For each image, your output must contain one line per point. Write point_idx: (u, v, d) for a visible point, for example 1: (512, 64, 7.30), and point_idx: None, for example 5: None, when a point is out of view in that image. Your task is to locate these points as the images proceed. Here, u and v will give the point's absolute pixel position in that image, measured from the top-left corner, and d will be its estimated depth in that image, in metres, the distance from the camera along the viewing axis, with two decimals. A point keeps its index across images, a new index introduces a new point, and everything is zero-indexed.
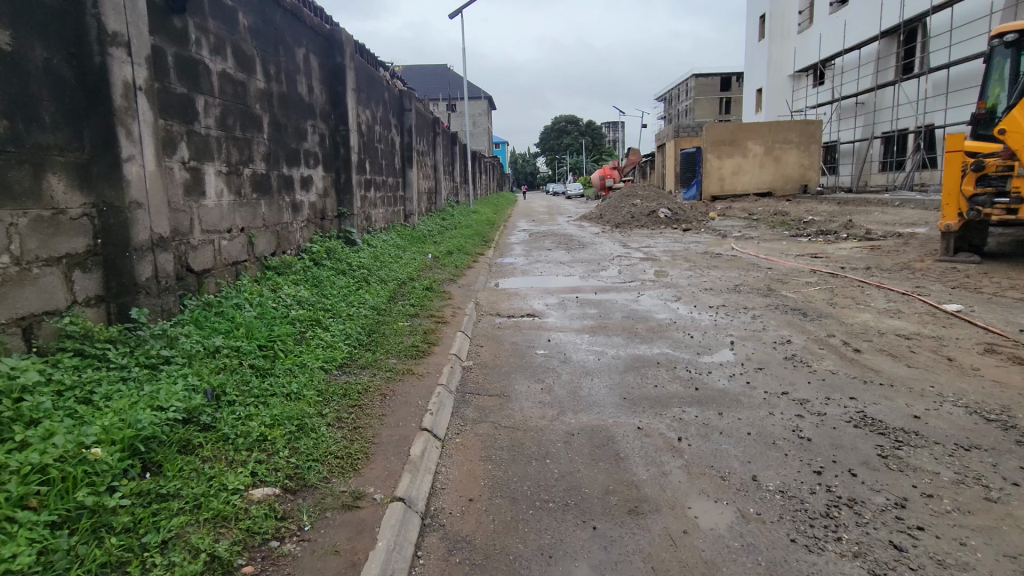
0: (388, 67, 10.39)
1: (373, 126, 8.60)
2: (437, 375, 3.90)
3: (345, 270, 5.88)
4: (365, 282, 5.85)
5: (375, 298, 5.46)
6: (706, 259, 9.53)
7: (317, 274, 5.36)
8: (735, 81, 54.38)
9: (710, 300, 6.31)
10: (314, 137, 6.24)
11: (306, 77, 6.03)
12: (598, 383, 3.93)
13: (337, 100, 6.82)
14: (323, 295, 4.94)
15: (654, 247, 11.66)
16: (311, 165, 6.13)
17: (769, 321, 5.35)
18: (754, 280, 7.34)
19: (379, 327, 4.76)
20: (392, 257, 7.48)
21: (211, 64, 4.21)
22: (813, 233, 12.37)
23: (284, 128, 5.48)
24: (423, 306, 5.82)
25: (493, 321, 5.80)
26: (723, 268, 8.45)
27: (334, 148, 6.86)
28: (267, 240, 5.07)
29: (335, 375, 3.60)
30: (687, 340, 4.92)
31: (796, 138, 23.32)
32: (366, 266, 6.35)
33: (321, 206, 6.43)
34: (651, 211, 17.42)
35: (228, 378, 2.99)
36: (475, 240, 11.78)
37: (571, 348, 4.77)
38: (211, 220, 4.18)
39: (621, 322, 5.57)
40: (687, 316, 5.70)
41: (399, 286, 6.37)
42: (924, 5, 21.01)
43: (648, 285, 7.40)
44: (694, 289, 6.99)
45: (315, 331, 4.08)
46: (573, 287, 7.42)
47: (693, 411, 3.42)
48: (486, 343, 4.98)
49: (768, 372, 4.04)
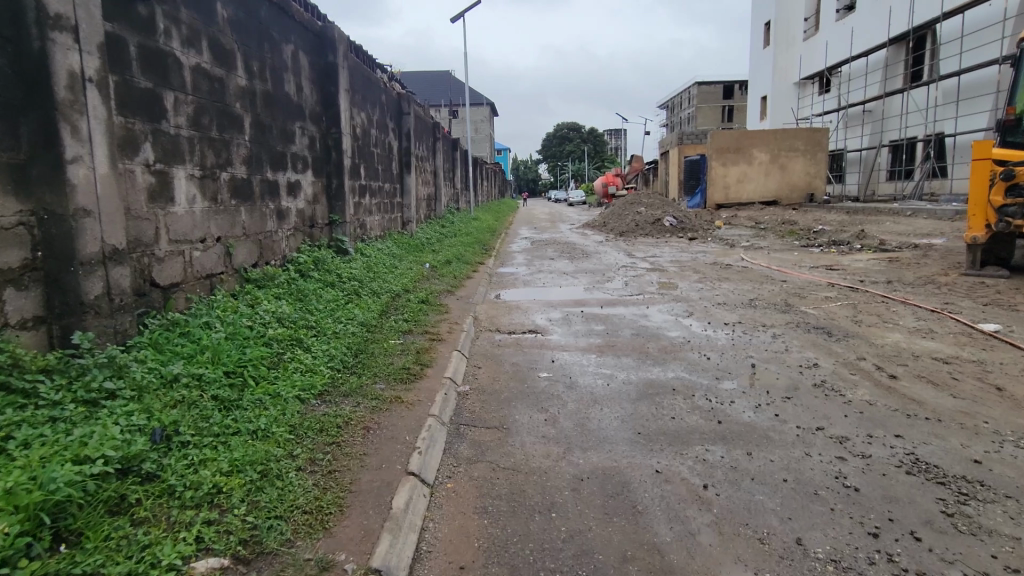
0: (386, 69, 10.03)
1: (368, 129, 8.22)
2: (429, 405, 3.49)
3: (334, 282, 5.47)
4: (355, 295, 5.44)
5: (365, 313, 5.06)
6: (716, 271, 9.11)
7: (302, 286, 4.95)
8: (739, 89, 54.14)
9: (724, 316, 5.90)
10: (303, 139, 5.87)
11: (294, 76, 5.67)
12: (608, 414, 3.51)
13: (329, 101, 6.45)
14: (308, 311, 4.54)
15: (661, 257, 11.25)
16: (299, 169, 5.74)
17: (791, 340, 4.93)
18: (768, 294, 6.93)
19: (368, 347, 4.35)
20: (386, 268, 7.08)
21: (183, 57, 3.83)
22: (825, 244, 11.97)
23: (269, 129, 5.10)
24: (418, 321, 5.41)
25: (493, 338, 5.40)
26: (734, 281, 8.03)
27: (326, 152, 6.48)
28: (247, 250, 4.67)
29: (313, 406, 3.19)
30: (704, 362, 4.50)
31: (802, 146, 23.02)
32: (357, 278, 5.94)
33: (310, 213, 6.03)
34: (655, 219, 17.02)
35: (183, 414, 2.58)
36: (475, 249, 11.37)
37: (577, 370, 4.36)
38: (180, 229, 3.78)
39: (630, 340, 5.16)
40: (700, 334, 5.29)
41: (392, 298, 5.97)
42: (933, 12, 20.69)
43: (657, 299, 6.98)
44: (707, 303, 6.58)
45: (294, 353, 3.68)
46: (577, 300, 7.01)
47: (717, 450, 3.01)
48: (484, 364, 4.57)
49: (798, 402, 3.63)
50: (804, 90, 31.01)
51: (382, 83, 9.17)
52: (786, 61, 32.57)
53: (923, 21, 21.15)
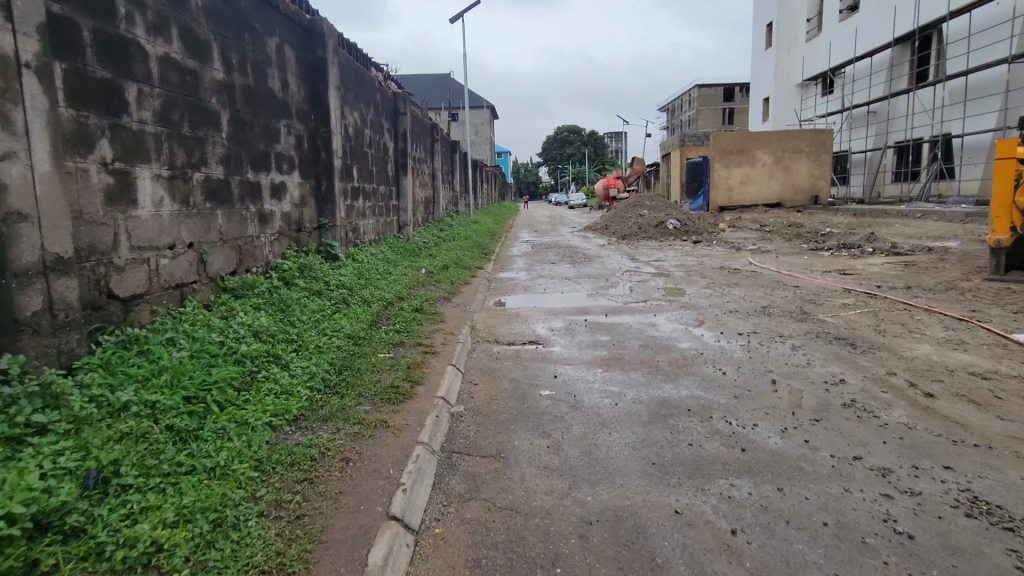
0: (381, 68, 9.69)
1: (361, 130, 7.87)
2: (418, 429, 3.12)
3: (321, 291, 5.12)
4: (343, 304, 5.09)
5: (353, 324, 4.70)
6: (724, 276, 8.75)
7: (284, 296, 4.60)
8: (740, 92, 53.90)
9: (737, 325, 5.53)
10: (289, 138, 5.52)
11: (279, 71, 5.32)
12: (618, 440, 3.15)
13: (318, 98, 6.10)
14: (290, 323, 4.19)
15: (666, 261, 10.90)
16: (285, 170, 5.39)
17: (813, 353, 4.56)
18: (782, 301, 6.56)
19: (354, 362, 3.99)
20: (378, 274, 6.72)
21: (149, 46, 3.48)
22: (835, 247, 11.60)
23: (250, 127, 4.75)
24: (410, 332, 5.05)
25: (491, 350, 5.04)
26: (744, 287, 7.67)
27: (315, 152, 6.13)
28: (225, 257, 4.32)
29: (286, 434, 2.83)
30: (719, 379, 4.13)
31: (807, 147, 22.70)
32: (347, 286, 5.59)
33: (297, 217, 5.68)
34: (659, 221, 16.66)
35: (128, 450, 2.23)
36: (474, 253, 11.01)
37: (582, 388, 3.99)
38: (145, 235, 3.43)
39: (638, 353, 4.80)
40: (713, 345, 4.93)
41: (383, 307, 5.61)
42: (940, 11, 20.34)
43: (664, 306, 6.62)
44: (718, 311, 6.22)
45: (270, 372, 3.32)
46: (580, 308, 6.65)
47: (744, 485, 2.65)
48: (481, 381, 4.21)
49: (828, 426, 3.26)
50: (807, 91, 30.68)
51: (376, 81, 8.83)
52: (788, 62, 32.25)
53: (929, 20, 20.80)
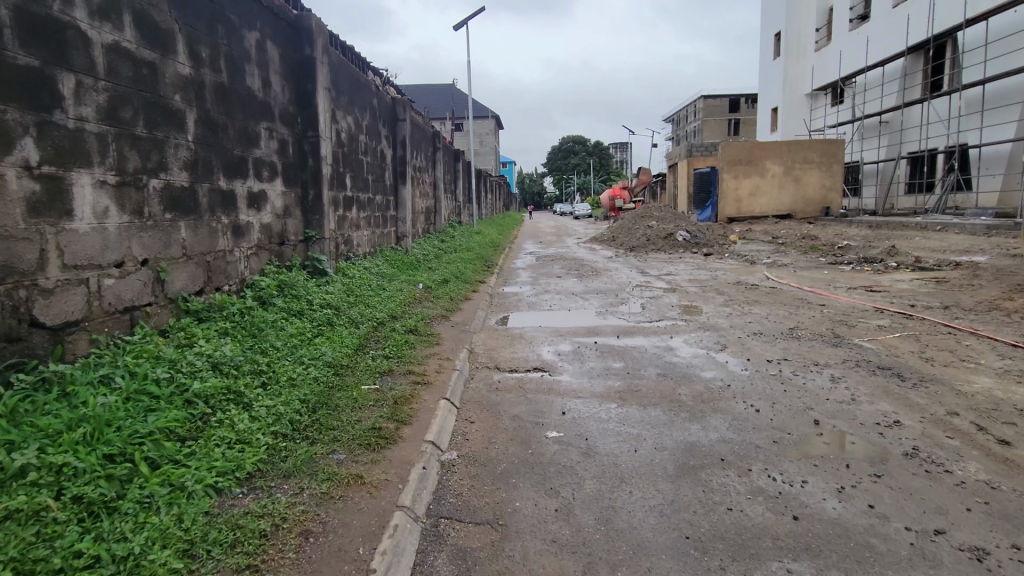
0: (380, 72, 9.25)
1: (356, 135, 7.38)
2: (399, 488, 2.58)
3: (302, 311, 4.59)
4: (325, 327, 4.56)
5: (336, 350, 4.18)
6: (742, 292, 8.20)
7: (258, 318, 4.07)
8: (746, 103, 53.54)
9: (764, 352, 4.98)
10: (271, 142, 5.02)
11: (260, 68, 4.83)
12: (640, 502, 2.60)
13: (305, 101, 5.61)
14: (262, 351, 3.67)
15: (678, 275, 10.36)
16: (265, 178, 4.89)
17: (857, 387, 4.00)
18: (809, 322, 6.01)
19: (332, 397, 3.46)
20: (371, 290, 6.19)
21: (94, 31, 3.00)
22: (855, 261, 11.05)
23: (223, 129, 4.25)
24: (401, 358, 4.52)
25: (490, 378, 4.50)
26: (765, 305, 7.12)
27: (301, 159, 5.63)
28: (188, 274, 3.80)
29: (234, 500, 2.30)
30: (753, 419, 3.58)
31: (818, 158, 22.20)
32: (333, 305, 5.06)
33: (279, 229, 5.16)
34: (668, 233, 16.14)
35: (8, 539, 1.72)
36: (476, 266, 10.49)
37: (595, 429, 3.45)
38: (84, 251, 2.92)
39: (656, 384, 4.25)
40: (741, 375, 4.38)
41: (372, 328, 5.08)
42: (956, 19, 19.83)
43: (681, 327, 6.08)
44: (741, 333, 5.67)
45: (225, 415, 2.79)
46: (590, 328, 6.11)
47: (803, 571, 2.10)
48: (479, 419, 3.67)
49: (894, 485, 2.71)
50: (816, 102, 30.22)
51: (373, 85, 8.35)
52: (797, 72, 31.81)
53: (944, 28, 20.31)
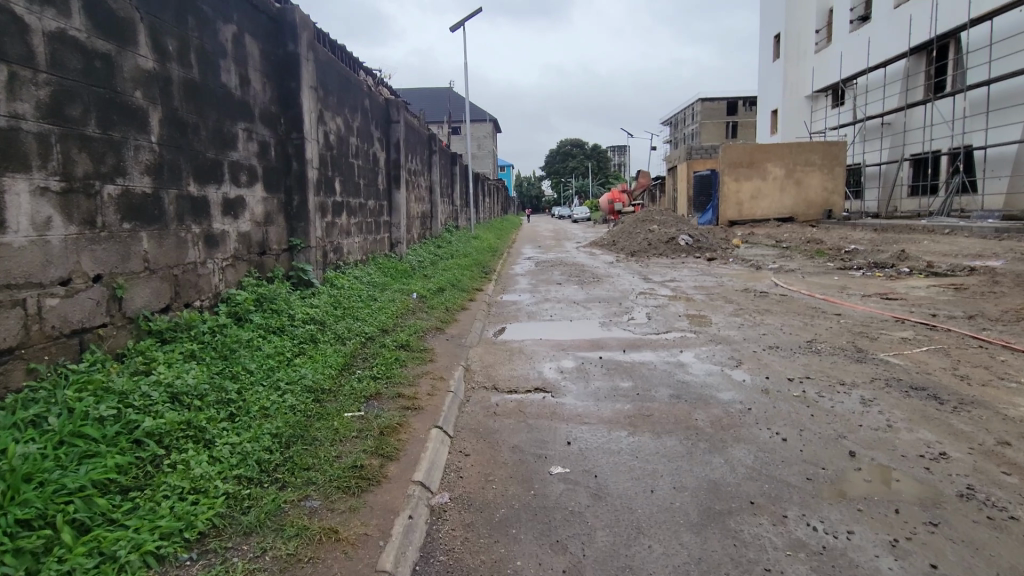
0: (372, 72, 8.87)
1: (345, 137, 7.00)
2: (379, 547, 2.20)
3: (282, 328, 4.21)
4: (307, 345, 4.18)
5: (317, 372, 3.81)
6: (751, 300, 7.84)
7: (231, 338, 3.69)
8: (745, 105, 53.30)
9: (784, 369, 4.60)
10: (249, 145, 4.64)
11: (237, 65, 4.45)
12: (663, 561, 2.22)
13: (288, 100, 5.23)
14: (232, 376, 3.30)
15: (683, 281, 10.00)
16: (243, 183, 4.51)
17: (893, 412, 3.62)
18: (827, 334, 5.65)
19: (309, 428, 3.08)
20: (360, 302, 5.81)
21: (33, 17, 2.62)
22: (865, 267, 10.70)
23: (194, 129, 3.87)
24: (389, 379, 4.15)
25: (488, 401, 4.11)
26: (778, 315, 6.75)
27: (285, 162, 5.25)
28: (151, 290, 3.42)
29: (179, 569, 1.92)
30: (781, 450, 3.20)
31: (819, 160, 21.90)
32: (317, 319, 4.68)
33: (259, 238, 4.78)
34: (670, 237, 15.78)
35: None
36: (474, 273, 10.12)
37: (605, 463, 3.07)
38: (19, 268, 2.55)
39: (669, 407, 3.87)
40: (761, 397, 4.00)
41: (360, 345, 4.69)
42: (959, 19, 19.53)
43: (691, 340, 5.71)
44: (756, 347, 5.31)
45: (179, 458, 2.42)
46: (594, 341, 5.74)
47: None
48: (475, 451, 3.29)
49: (955, 538, 2.33)
50: (817, 104, 29.93)
51: (365, 85, 7.98)
52: (797, 74, 31.52)
53: (947, 28, 20.02)
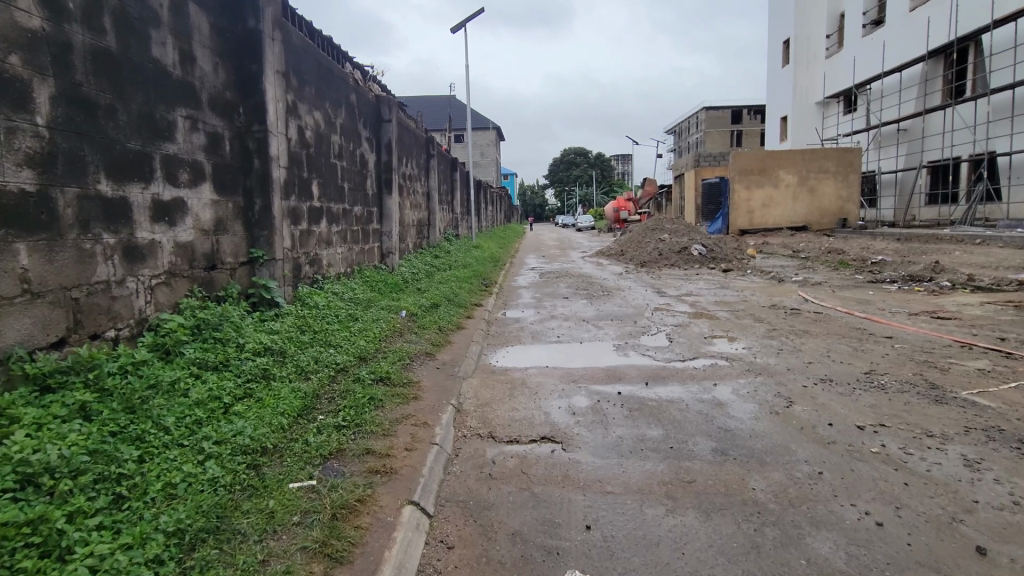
0: (359, 66, 8.06)
1: (324, 134, 6.17)
2: None
3: (225, 364, 3.36)
4: (255, 384, 3.33)
5: (262, 423, 2.96)
6: (784, 319, 6.97)
7: (148, 381, 2.85)
8: (750, 114, 52.54)
9: (850, 414, 3.72)
10: (194, 137, 3.80)
11: (176, 37, 3.63)
12: None
13: (248, 85, 4.40)
14: (134, 438, 2.46)
15: (702, 296, 9.13)
16: (184, 182, 3.67)
17: (1016, 483, 2.74)
18: (886, 364, 4.77)
19: (232, 515, 2.23)
20: (336, 325, 4.95)
21: None
22: (899, 280, 9.82)
23: (110, 112, 3.05)
24: (358, 428, 3.29)
25: (483, 457, 3.25)
26: (818, 338, 5.87)
27: (244, 159, 4.41)
28: (34, 320, 2.59)
29: None
30: (881, 544, 2.33)
31: (833, 167, 21.07)
32: (275, 348, 3.83)
33: (207, 248, 3.93)
34: (682, 247, 14.93)
35: None
36: (473, 286, 9.28)
37: (642, 566, 2.21)
38: None
39: (714, 469, 3.00)
40: (831, 455, 3.13)
41: (328, 381, 3.83)
42: (982, 21, 18.72)
43: (725, 369, 4.84)
44: (805, 380, 4.46)
45: None
46: (610, 371, 4.90)
47: None
48: (461, 542, 2.42)
49: None
50: (828, 110, 29.10)
51: (351, 79, 7.17)
52: (807, 80, 30.69)
53: (969, 30, 19.20)
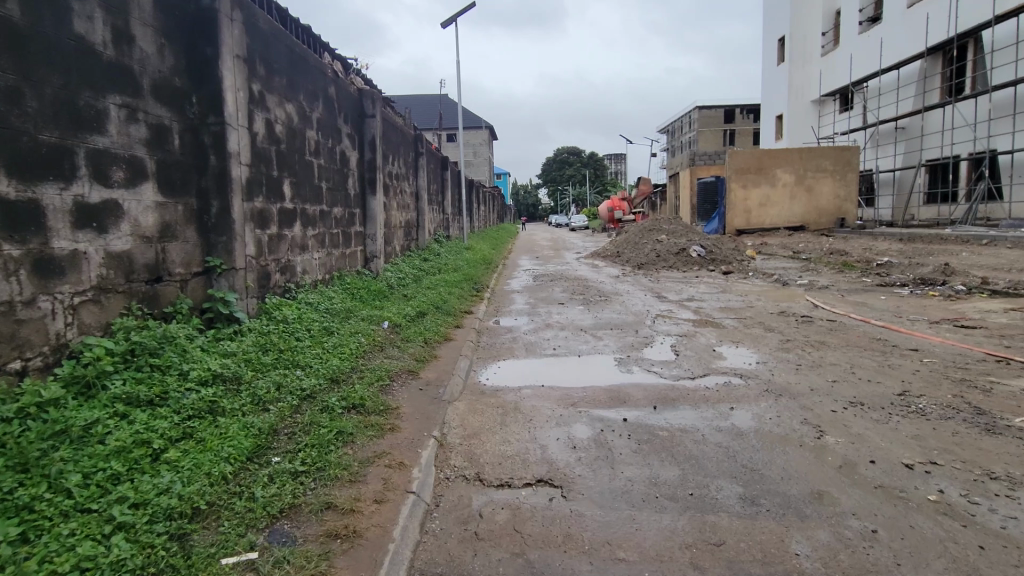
0: (340, 57, 7.51)
1: (297, 128, 5.62)
2: None
3: (160, 399, 2.82)
4: (196, 422, 2.80)
5: (197, 475, 2.43)
6: (796, 329, 6.48)
7: (54, 429, 2.32)
8: (744, 113, 52.19)
9: (894, 450, 3.21)
10: (134, 128, 3.26)
11: (109, 10, 3.09)
12: None
13: (202, 71, 3.85)
14: (19, 508, 1.95)
15: (705, 302, 8.64)
16: (118, 179, 3.13)
17: None
18: (921, 385, 4.28)
19: None
20: (307, 341, 4.41)
21: None
22: (910, 284, 9.36)
23: (14, 96, 2.52)
24: (319, 475, 2.75)
25: (468, 508, 2.73)
26: (838, 351, 5.38)
27: (198, 156, 3.86)
28: None
29: None
30: None
31: (831, 165, 20.66)
32: (227, 374, 3.29)
33: (149, 258, 3.38)
34: (680, 248, 14.45)
35: None
36: (463, 291, 8.75)
37: None
38: None
39: (746, 527, 2.50)
40: (883, 506, 2.63)
41: (289, 412, 3.29)
42: (982, 17, 18.34)
43: (742, 390, 4.34)
44: (833, 404, 3.97)
45: None
46: (613, 392, 4.38)
47: None
48: None
49: None
50: (823, 108, 28.70)
51: (330, 69, 6.62)
52: (802, 78, 30.30)
53: (969, 26, 18.81)
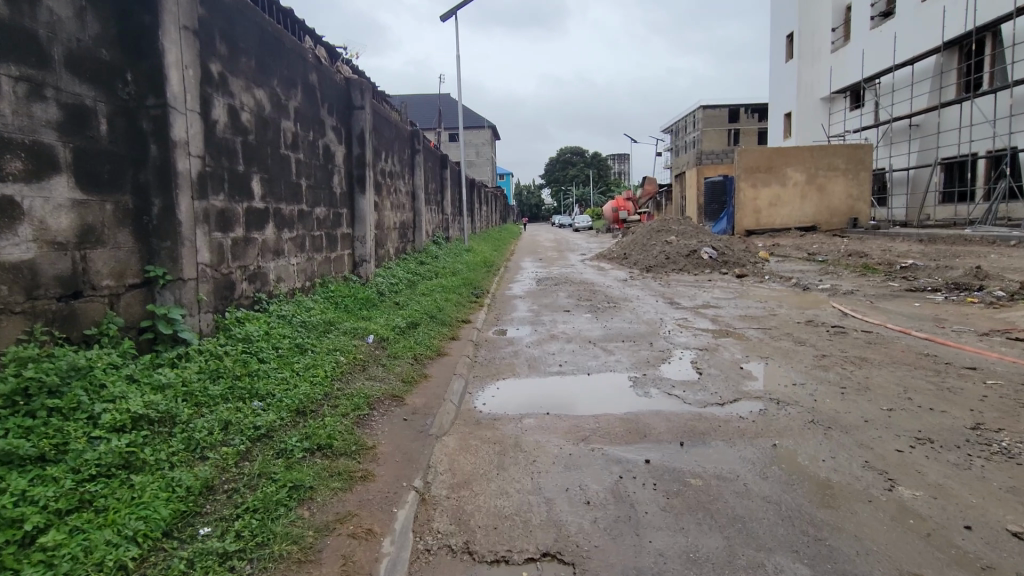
0: (324, 43, 6.89)
1: (270, 117, 4.98)
2: None
3: (52, 456, 2.18)
4: (100, 486, 2.15)
5: (77, 571, 1.78)
6: (829, 341, 5.81)
7: None
8: (749, 112, 51.40)
9: (990, 510, 2.55)
10: (37, 108, 2.63)
11: None
12: None
13: (138, 43, 3.22)
14: None
15: (724, 309, 7.97)
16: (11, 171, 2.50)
17: None
18: (995, 416, 3.60)
19: None
20: (271, 364, 3.75)
21: None
22: (943, 289, 8.67)
23: None
24: (258, 554, 2.09)
25: None
26: (884, 370, 4.70)
27: (136, 145, 3.23)
28: None
29: None
30: None
31: (844, 164, 19.96)
32: (157, 415, 2.64)
33: (61, 267, 2.75)
34: (690, 250, 13.77)
35: None
36: (460, 297, 8.08)
37: None
38: None
39: None
40: None
41: (232, 459, 2.63)
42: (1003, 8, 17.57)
43: (783, 421, 3.67)
44: (897, 441, 3.30)
45: None
46: (630, 424, 3.72)
47: None
48: None
49: None
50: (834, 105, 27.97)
51: (311, 53, 5.98)
52: (812, 74, 29.56)
53: (989, 18, 18.05)
